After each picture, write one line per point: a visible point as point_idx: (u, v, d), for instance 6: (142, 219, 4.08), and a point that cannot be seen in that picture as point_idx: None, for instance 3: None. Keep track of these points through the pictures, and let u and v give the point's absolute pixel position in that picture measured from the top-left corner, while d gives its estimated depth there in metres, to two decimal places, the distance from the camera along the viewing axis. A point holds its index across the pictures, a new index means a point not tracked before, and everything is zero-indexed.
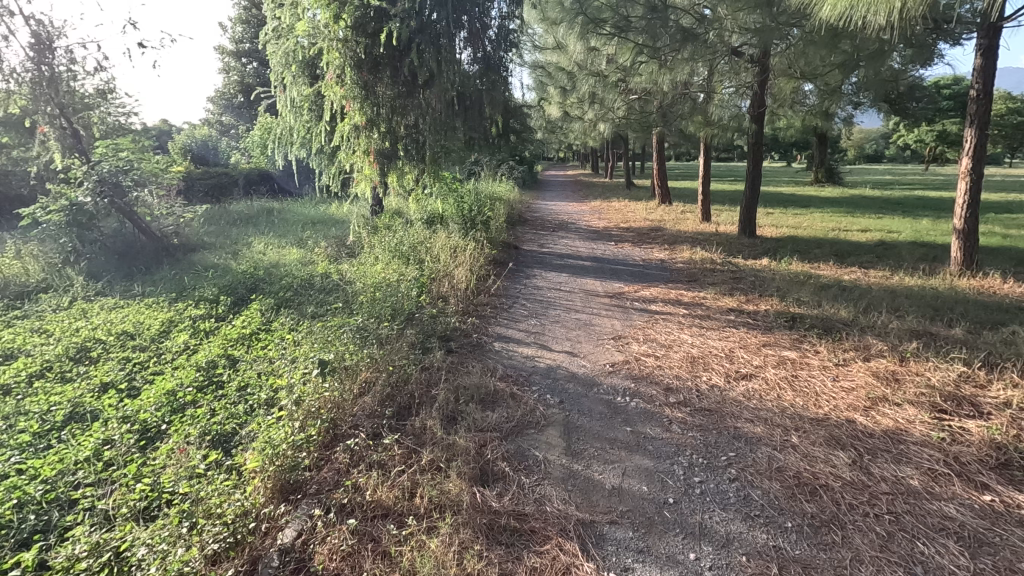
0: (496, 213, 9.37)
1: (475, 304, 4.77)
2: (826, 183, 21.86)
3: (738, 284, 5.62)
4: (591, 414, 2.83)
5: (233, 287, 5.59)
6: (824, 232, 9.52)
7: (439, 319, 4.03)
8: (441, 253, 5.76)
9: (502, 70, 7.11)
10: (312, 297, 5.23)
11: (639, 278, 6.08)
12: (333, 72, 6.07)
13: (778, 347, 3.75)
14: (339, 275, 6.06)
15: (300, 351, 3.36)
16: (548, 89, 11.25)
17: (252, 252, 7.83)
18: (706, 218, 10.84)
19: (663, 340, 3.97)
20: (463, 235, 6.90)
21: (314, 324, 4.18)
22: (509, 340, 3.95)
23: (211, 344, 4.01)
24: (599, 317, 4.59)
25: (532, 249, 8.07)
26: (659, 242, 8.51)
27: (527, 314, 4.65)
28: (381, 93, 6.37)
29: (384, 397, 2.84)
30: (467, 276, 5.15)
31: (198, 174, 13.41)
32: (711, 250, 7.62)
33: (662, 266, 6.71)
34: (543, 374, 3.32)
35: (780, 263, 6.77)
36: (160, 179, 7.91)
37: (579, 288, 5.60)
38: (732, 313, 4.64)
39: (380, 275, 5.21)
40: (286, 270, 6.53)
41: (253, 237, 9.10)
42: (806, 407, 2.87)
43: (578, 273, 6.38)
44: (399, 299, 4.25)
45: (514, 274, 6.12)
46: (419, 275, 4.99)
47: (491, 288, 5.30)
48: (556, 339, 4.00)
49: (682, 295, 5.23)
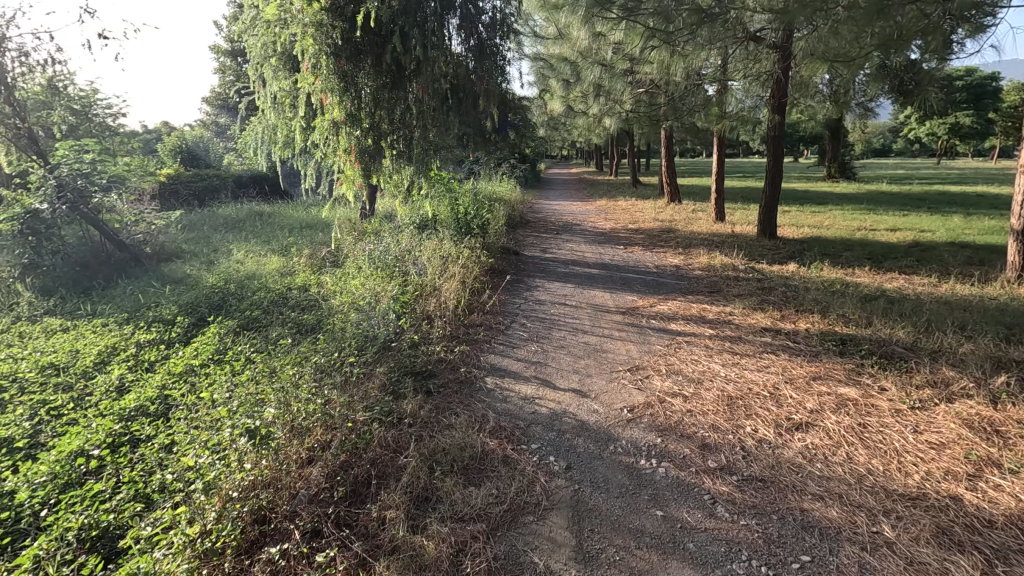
0: (496, 215, 8.70)
1: (466, 325, 4.10)
2: (840, 178, 21.11)
3: (769, 295, 4.94)
4: (607, 488, 2.16)
5: (195, 305, 4.95)
6: (849, 231, 8.81)
7: (421, 349, 3.37)
8: (431, 264, 5.10)
9: (498, 58, 6.44)
10: (281, 317, 4.58)
11: (655, 289, 5.40)
12: (307, 59, 5.35)
13: (832, 382, 3.07)
14: (317, 289, 5.42)
15: (241, 399, 2.72)
16: (551, 82, 10.58)
17: (230, 262, 7.21)
18: (721, 219, 10.16)
19: (690, 372, 3.29)
20: (457, 241, 6.23)
21: (273, 357, 3.54)
22: (505, 373, 3.29)
23: (147, 381, 3.37)
24: (611, 340, 3.91)
25: (534, 254, 7.41)
26: (672, 245, 7.83)
27: (527, 337, 3.99)
28: (363, 85, 5.64)
29: (337, 469, 2.18)
30: (458, 292, 4.49)
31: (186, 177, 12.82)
32: (731, 254, 6.93)
33: (678, 274, 6.04)
34: (545, 425, 2.65)
35: (809, 269, 6.06)
36: (129, 182, 7.29)
37: (586, 302, 4.93)
38: (767, 335, 3.95)
39: (359, 291, 4.55)
40: (260, 283, 5.90)
41: (235, 243, 8.47)
42: (890, 476, 2.19)
43: (585, 283, 5.72)
44: (372, 325, 3.59)
45: (513, 286, 5.45)
46: (403, 291, 4.34)
47: (486, 305, 4.63)
48: (560, 370, 3.33)
49: (705, 311, 4.56)
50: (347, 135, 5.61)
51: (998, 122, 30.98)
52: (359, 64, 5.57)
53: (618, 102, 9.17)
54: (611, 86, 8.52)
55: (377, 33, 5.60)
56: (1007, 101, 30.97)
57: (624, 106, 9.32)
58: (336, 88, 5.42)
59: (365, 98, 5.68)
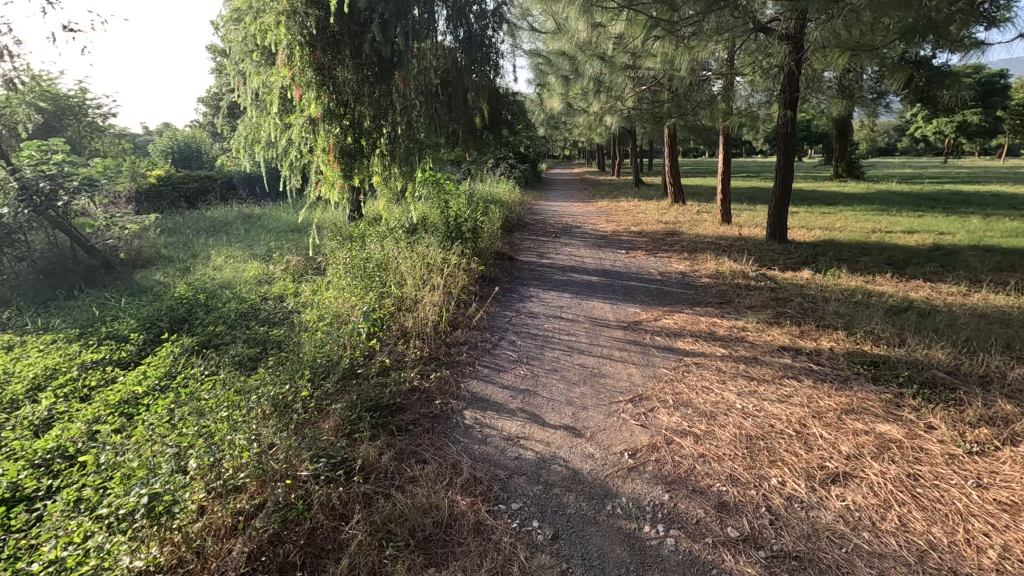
0: (490, 219, 8.27)
1: (448, 345, 3.66)
2: (848, 178, 20.63)
3: (784, 307, 4.49)
4: (603, 569, 1.72)
5: (155, 319, 4.53)
6: (864, 234, 8.35)
7: (392, 377, 2.94)
8: (414, 274, 4.67)
9: (491, 52, 6.01)
10: (248, 333, 4.16)
11: (659, 299, 4.96)
12: (279, 50, 4.93)
13: (869, 417, 2.62)
14: (292, 300, 5.00)
15: (169, 442, 2.30)
16: (550, 78, 10.14)
17: (207, 269, 6.79)
18: (727, 221, 9.72)
19: (701, 404, 2.85)
20: (446, 247, 5.80)
21: (226, 385, 3.12)
22: (487, 405, 2.85)
23: (77, 413, 2.94)
24: (611, 361, 3.47)
25: (530, 260, 6.97)
26: (677, 249, 7.40)
27: (517, 357, 3.55)
28: (342, 80, 5.21)
29: (264, 548, 1.76)
30: (440, 306, 4.05)
31: (176, 178, 12.48)
32: (740, 259, 6.47)
33: (684, 281, 5.60)
34: (529, 476, 2.21)
35: (826, 276, 5.62)
36: (101, 184, 6.89)
37: (584, 314, 4.50)
38: (787, 355, 3.50)
39: (332, 302, 4.12)
40: (233, 292, 5.48)
41: (217, 248, 8.08)
42: (955, 554, 1.75)
43: (583, 291, 5.28)
44: (336, 346, 3.16)
45: (505, 296, 5.02)
46: (379, 305, 3.92)
47: (473, 319, 4.19)
48: (551, 401, 2.89)
49: (715, 325, 4.12)
50: (324, 133, 5.18)
51: (1008, 121, 30.44)
52: (337, 56, 5.15)
53: (620, 99, 8.73)
54: (611, 83, 8.09)
55: (356, 23, 5.17)
56: (1016, 99, 30.42)
57: (625, 102, 8.88)
58: (312, 82, 4.99)
59: (345, 94, 5.25)
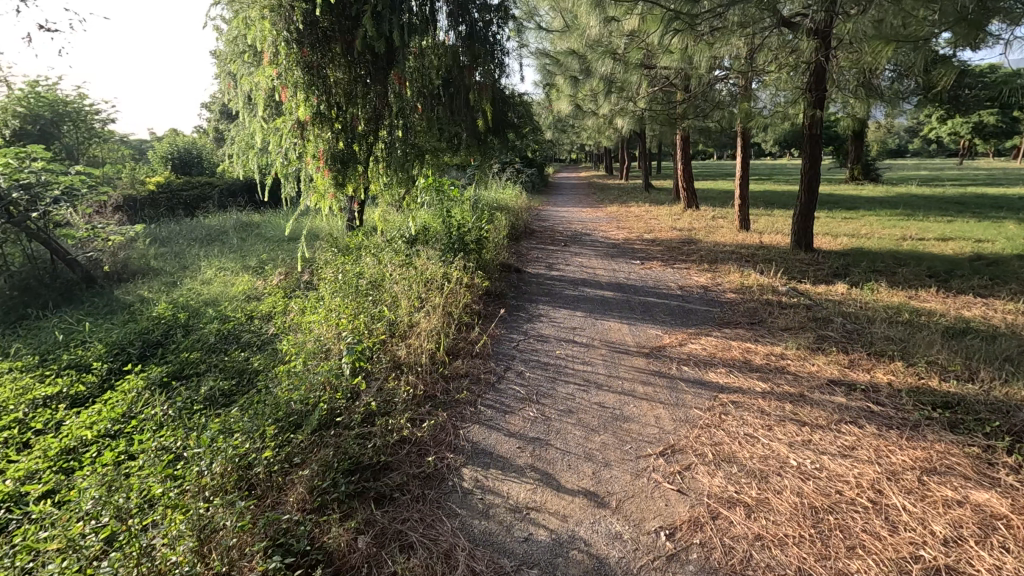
0: (495, 228, 7.83)
1: (446, 378, 3.21)
2: (864, 181, 20.06)
3: (825, 329, 4.01)
4: None
5: (126, 343, 4.10)
6: (894, 241, 7.83)
7: (378, 425, 2.48)
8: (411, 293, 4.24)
9: (496, 50, 5.58)
10: (225, 361, 3.73)
11: (683, 318, 4.49)
12: (264, 47, 4.50)
13: (960, 482, 2.14)
14: (279, 319, 4.57)
15: (98, 520, 1.86)
16: (557, 79, 9.71)
17: (195, 283, 6.39)
18: (745, 227, 9.24)
19: (747, 459, 2.37)
20: (447, 260, 5.37)
21: (188, 432, 2.70)
22: (491, 460, 2.39)
23: (8, 465, 2.49)
24: (634, 398, 3.00)
25: (538, 272, 6.51)
26: (695, 259, 6.92)
27: (525, 393, 3.09)
28: (332, 80, 4.79)
29: None
30: (438, 332, 3.59)
31: (177, 186, 12.25)
32: (765, 271, 5.99)
33: (707, 297, 5.13)
34: (542, 569, 1.75)
35: (863, 291, 5.13)
36: (85, 193, 6.51)
37: (600, 337, 4.04)
38: (838, 391, 3.02)
39: (317, 325, 3.67)
40: (217, 311, 5.06)
41: (209, 258, 7.68)
42: None
43: (598, 309, 4.83)
44: (313, 383, 2.71)
45: (512, 316, 4.56)
46: (370, 331, 3.47)
47: (474, 346, 3.73)
48: (567, 454, 2.43)
49: (749, 352, 3.65)
50: (314, 138, 4.75)
51: None
52: (327, 54, 4.72)
53: (631, 99, 8.27)
54: (623, 83, 7.62)
55: (347, 17, 4.74)
56: None
57: (637, 103, 8.41)
58: (300, 83, 4.57)
59: (336, 96, 4.83)
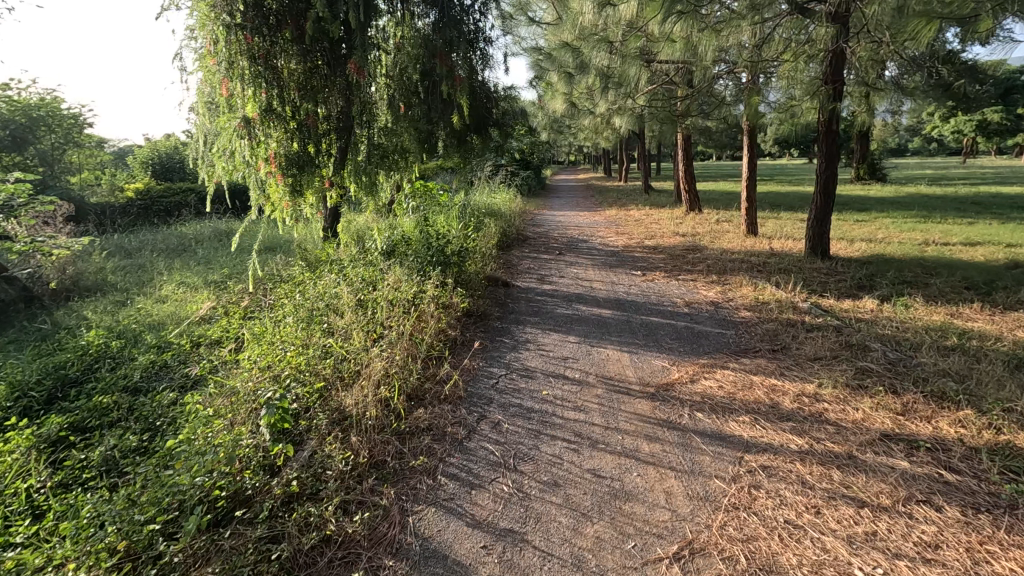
0: (482, 237, 7.21)
1: (401, 435, 2.57)
2: (871, 181, 19.47)
3: (862, 359, 3.38)
4: None
5: (32, 383, 3.45)
6: (917, 247, 7.21)
7: (293, 524, 1.86)
8: (372, 324, 3.61)
9: (480, 41, 5.10)
10: (143, 407, 3.09)
11: (692, 345, 3.85)
12: (201, 32, 3.86)
13: None
14: (222, 349, 3.94)
15: None
16: (550, 75, 9.11)
17: (148, 301, 5.75)
18: (752, 232, 8.64)
19: (794, 568, 1.73)
20: (423, 277, 4.74)
21: (56, 521, 2.06)
22: (444, 572, 1.75)
23: None
24: (637, 463, 2.36)
25: (529, 286, 5.87)
26: (700, 269, 6.31)
27: (500, 454, 2.45)
28: (286, 72, 4.13)
29: None
30: (396, 373, 2.96)
31: (157, 192, 11.75)
32: (782, 283, 5.36)
33: (718, 316, 4.50)
34: None
35: (895, 307, 4.51)
36: (27, 203, 5.87)
37: (596, 371, 3.39)
38: (897, 451, 2.38)
39: (249, 362, 3.03)
40: (159, 337, 4.43)
41: (173, 271, 7.05)
42: None
43: (594, 332, 4.19)
44: (213, 451, 2.08)
45: (493, 344, 3.92)
46: (311, 374, 2.84)
47: (442, 387, 3.09)
48: (547, 560, 1.78)
49: (774, 392, 3.01)
50: (264, 138, 4.09)
51: None
52: (278, 40, 4.06)
53: (630, 96, 7.64)
54: (620, 78, 6.99)
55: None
56: None
57: (637, 100, 7.78)
58: (246, 74, 3.92)
59: (292, 90, 4.18)
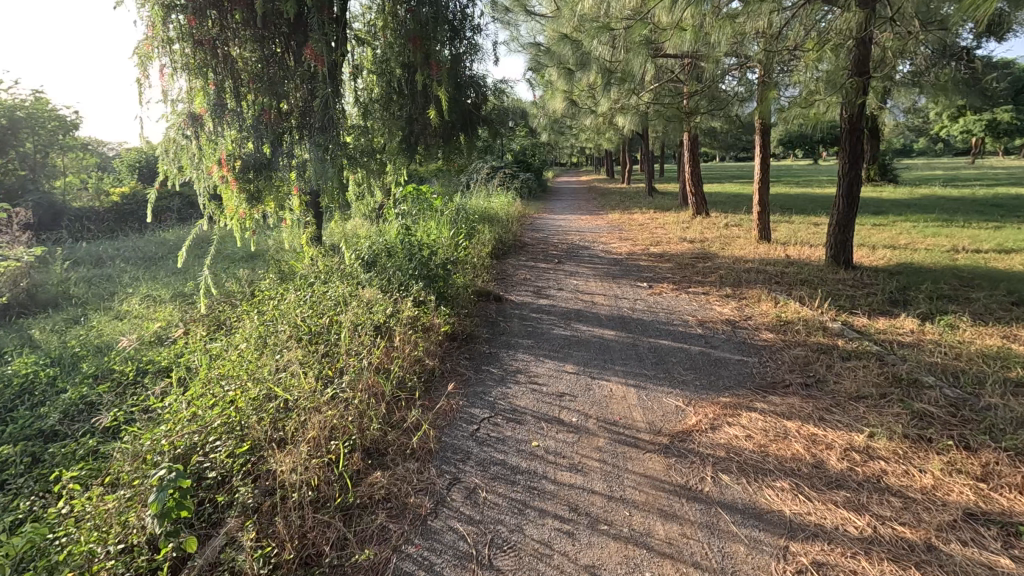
0: (475, 246, 6.66)
1: (347, 512, 2.03)
2: (883, 182, 18.86)
3: (917, 398, 2.81)
4: None
5: None
6: (947, 255, 6.63)
7: None
8: (331, 360, 3.06)
9: (467, 28, 4.55)
10: (46, 460, 2.56)
11: (710, 376, 3.30)
12: (138, 15, 3.38)
13: None
14: (164, 379, 3.40)
15: None
16: (549, 71, 8.57)
17: (105, 318, 5.22)
18: (765, 238, 8.08)
19: None
20: (401, 295, 4.20)
21: None
22: None
23: None
24: (649, 556, 1.80)
25: (523, 300, 5.32)
26: (712, 281, 5.75)
27: (471, 542, 1.89)
28: (240, 63, 3.59)
29: None
30: (346, 435, 2.40)
31: (145, 195, 11.28)
32: (805, 298, 4.79)
33: (737, 340, 3.94)
34: None
35: (940, 328, 3.94)
36: None
37: (596, 413, 2.84)
38: (991, 540, 1.82)
39: (173, 409, 2.50)
40: (100, 363, 3.89)
41: (141, 282, 6.53)
42: None
43: (595, 359, 3.63)
44: (69, 562, 1.55)
45: (477, 376, 3.37)
46: (245, 429, 2.31)
47: (409, 438, 2.55)
48: None
49: (815, 445, 2.44)
50: (214, 137, 3.58)
51: None
52: (229, 22, 3.48)
53: (635, 92, 7.09)
54: (624, 73, 6.44)
55: None
56: None
57: (641, 97, 7.23)
58: (192, 64, 3.43)
59: (245, 81, 3.60)
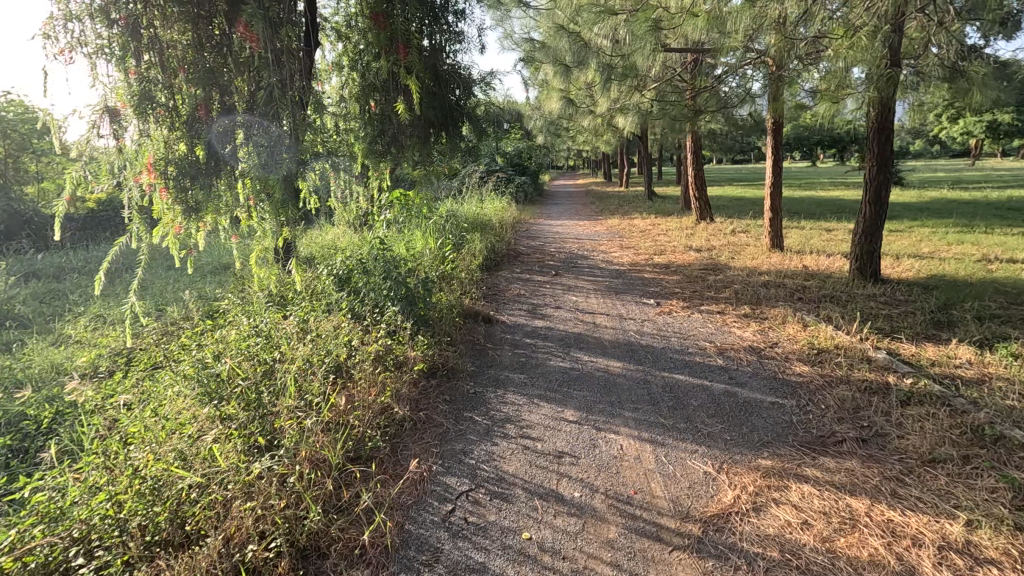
0: (464, 258, 6.05)
1: None
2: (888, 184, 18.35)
3: (1008, 464, 2.21)
4: None
5: None
6: (979, 265, 6.07)
7: None
8: (270, 416, 2.42)
9: (445, 10, 3.96)
10: None
11: (742, 426, 2.68)
12: None
13: None
14: (73, 432, 2.76)
15: None
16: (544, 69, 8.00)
17: (39, 344, 4.55)
18: (778, 246, 7.49)
19: None
20: (371, 321, 3.59)
21: None
22: None
23: None
24: None
25: (516, 321, 4.72)
26: (727, 297, 5.15)
27: None
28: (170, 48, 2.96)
29: None
30: (268, 536, 1.77)
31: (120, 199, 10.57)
32: (837, 320, 4.19)
33: (768, 374, 3.33)
34: None
35: (1002, 358, 3.35)
36: None
37: (604, 484, 2.23)
38: None
39: (39, 492, 1.86)
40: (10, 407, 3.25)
41: (95, 298, 5.85)
42: None
43: (600, 401, 3.02)
44: None
45: (456, 426, 2.76)
46: (123, 535, 1.66)
47: (359, 532, 1.93)
48: None
49: (898, 542, 1.83)
50: (138, 136, 2.94)
51: None
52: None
53: (638, 90, 6.46)
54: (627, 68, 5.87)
55: None
56: None
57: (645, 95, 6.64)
58: (109, 48, 2.83)
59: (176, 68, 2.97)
